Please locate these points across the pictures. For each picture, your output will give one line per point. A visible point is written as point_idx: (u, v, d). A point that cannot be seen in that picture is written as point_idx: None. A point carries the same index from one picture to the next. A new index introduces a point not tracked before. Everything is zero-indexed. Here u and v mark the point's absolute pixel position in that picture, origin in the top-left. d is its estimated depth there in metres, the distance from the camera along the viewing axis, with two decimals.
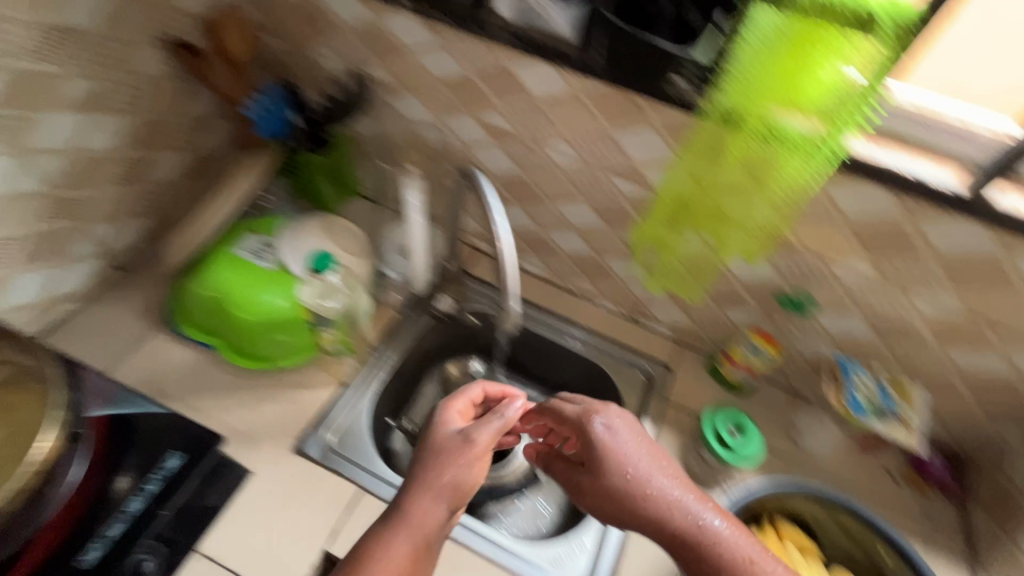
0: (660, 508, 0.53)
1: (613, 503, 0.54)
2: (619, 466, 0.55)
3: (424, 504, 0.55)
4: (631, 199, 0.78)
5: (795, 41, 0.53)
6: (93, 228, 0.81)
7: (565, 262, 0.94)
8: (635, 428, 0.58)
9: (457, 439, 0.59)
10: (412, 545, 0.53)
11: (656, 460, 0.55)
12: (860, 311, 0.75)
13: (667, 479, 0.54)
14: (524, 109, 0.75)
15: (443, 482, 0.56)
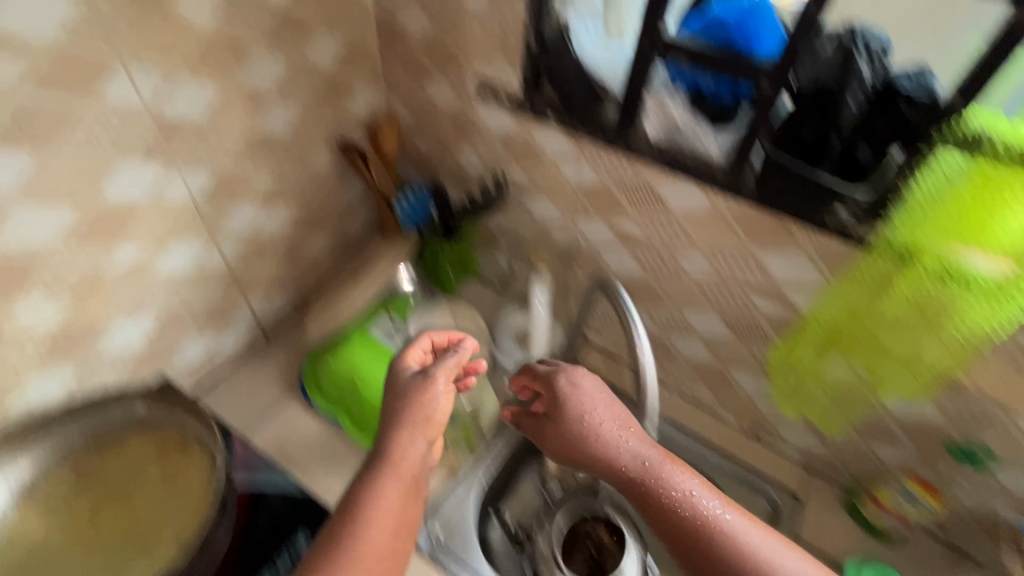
0: (609, 448, 0.64)
1: (577, 442, 0.66)
2: (580, 415, 0.66)
3: (405, 437, 0.61)
4: (769, 317, 0.74)
5: (976, 180, 0.50)
6: (252, 300, 0.91)
7: (684, 368, 0.91)
8: (592, 380, 0.69)
9: (408, 380, 0.66)
10: (401, 479, 0.59)
11: (613, 414, 0.66)
12: None
13: (617, 427, 0.65)
14: (660, 221, 0.76)
15: (415, 418, 0.63)
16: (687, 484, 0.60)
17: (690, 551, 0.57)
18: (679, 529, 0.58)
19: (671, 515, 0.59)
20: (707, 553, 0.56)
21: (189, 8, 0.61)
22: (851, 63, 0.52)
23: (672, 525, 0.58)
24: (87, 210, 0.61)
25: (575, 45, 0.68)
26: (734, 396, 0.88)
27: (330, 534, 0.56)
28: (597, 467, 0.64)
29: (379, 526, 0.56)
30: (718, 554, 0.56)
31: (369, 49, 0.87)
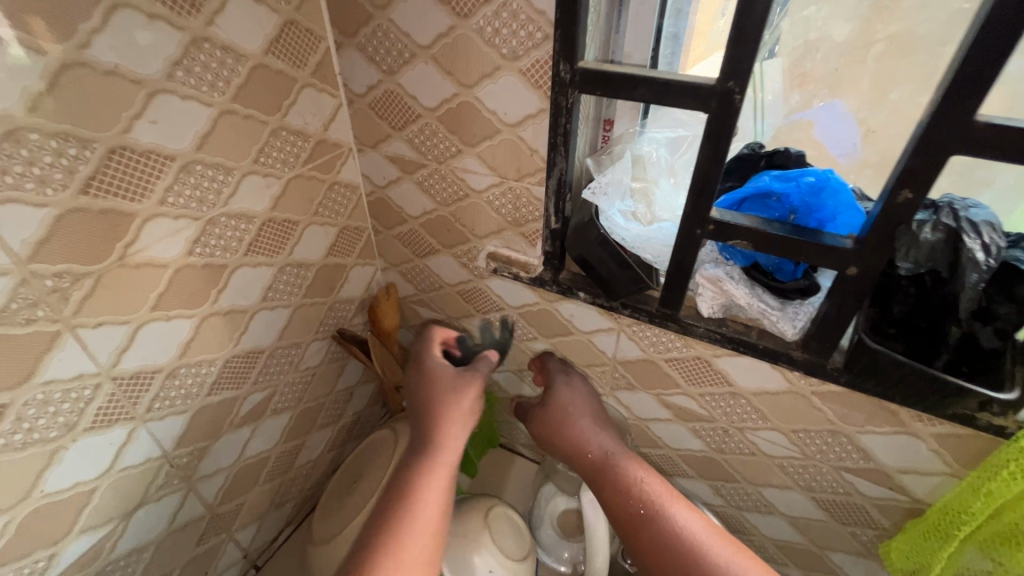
0: (583, 435, 0.60)
1: (553, 427, 0.63)
2: (562, 405, 0.64)
3: (453, 425, 0.54)
4: (875, 501, 0.62)
5: None
6: (240, 535, 0.75)
7: (768, 548, 0.77)
8: (588, 385, 0.69)
9: (452, 369, 0.59)
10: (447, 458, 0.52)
11: (596, 414, 0.64)
12: None
13: (596, 423, 0.62)
14: (724, 398, 0.65)
15: (458, 408, 0.55)
16: (652, 484, 0.54)
17: (637, 550, 0.50)
18: (632, 522, 0.51)
19: (626, 501, 0.53)
20: (654, 537, 0.49)
21: (154, 248, 0.51)
22: (960, 242, 0.43)
23: (629, 516, 0.52)
24: (19, 517, 0.47)
25: (605, 223, 0.60)
26: None
27: (380, 510, 0.48)
28: (566, 455, 0.61)
29: (428, 508, 0.48)
30: (666, 541, 0.49)
31: (362, 229, 0.78)
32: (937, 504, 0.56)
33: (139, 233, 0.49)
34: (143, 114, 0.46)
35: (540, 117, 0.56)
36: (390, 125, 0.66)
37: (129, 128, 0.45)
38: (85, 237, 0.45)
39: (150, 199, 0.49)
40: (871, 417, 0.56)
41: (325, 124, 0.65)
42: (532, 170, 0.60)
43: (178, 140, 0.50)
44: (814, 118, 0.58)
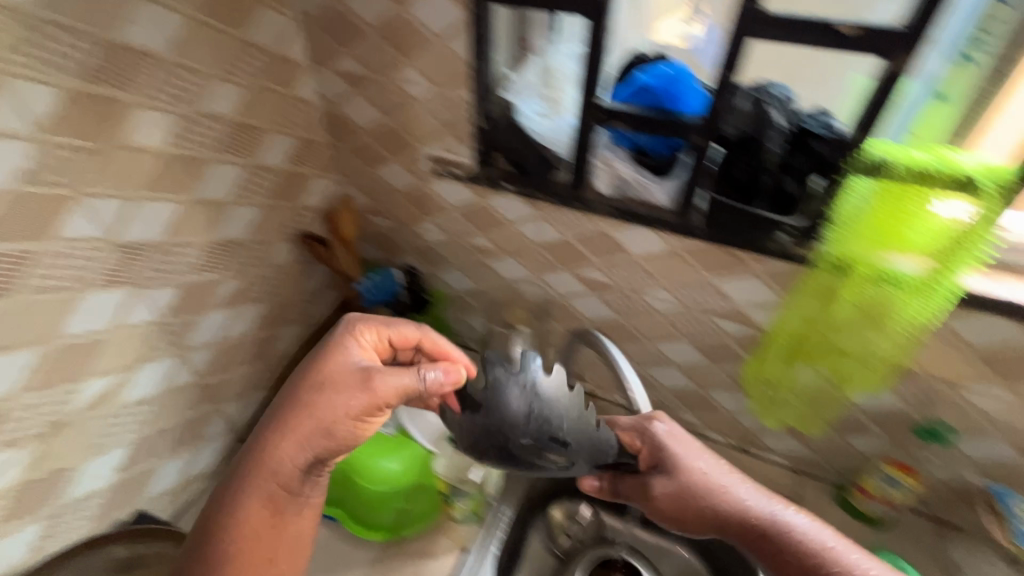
0: (719, 498, 0.60)
1: (681, 499, 0.60)
2: (688, 465, 0.62)
3: (290, 446, 0.56)
4: (735, 337, 0.80)
5: (892, 199, 0.59)
6: (226, 408, 0.88)
7: (668, 397, 0.95)
8: (687, 433, 0.65)
9: (343, 380, 0.58)
10: (268, 482, 0.56)
11: (716, 459, 0.63)
12: (1001, 434, 0.71)
13: (722, 471, 0.62)
14: (622, 265, 0.81)
15: (307, 429, 0.57)
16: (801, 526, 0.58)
17: None
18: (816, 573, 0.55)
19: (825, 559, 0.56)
20: None
21: (143, 135, 0.61)
22: (764, 109, 0.61)
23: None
24: (48, 351, 0.58)
25: (521, 120, 0.74)
26: (717, 414, 0.92)
27: (212, 518, 0.56)
28: (717, 525, 0.59)
29: (241, 531, 0.54)
30: None
31: (319, 143, 0.90)
32: (766, 330, 0.77)
33: (130, 121, 0.59)
34: (129, 15, 0.56)
35: (462, 28, 0.68)
36: (338, 43, 0.77)
37: (118, 27, 0.55)
38: (86, 118, 0.55)
39: (136, 91, 0.59)
40: (724, 264, 0.73)
41: (281, 41, 0.75)
42: (459, 76, 0.73)
43: (158, 42, 0.59)
44: (687, 39, 0.71)
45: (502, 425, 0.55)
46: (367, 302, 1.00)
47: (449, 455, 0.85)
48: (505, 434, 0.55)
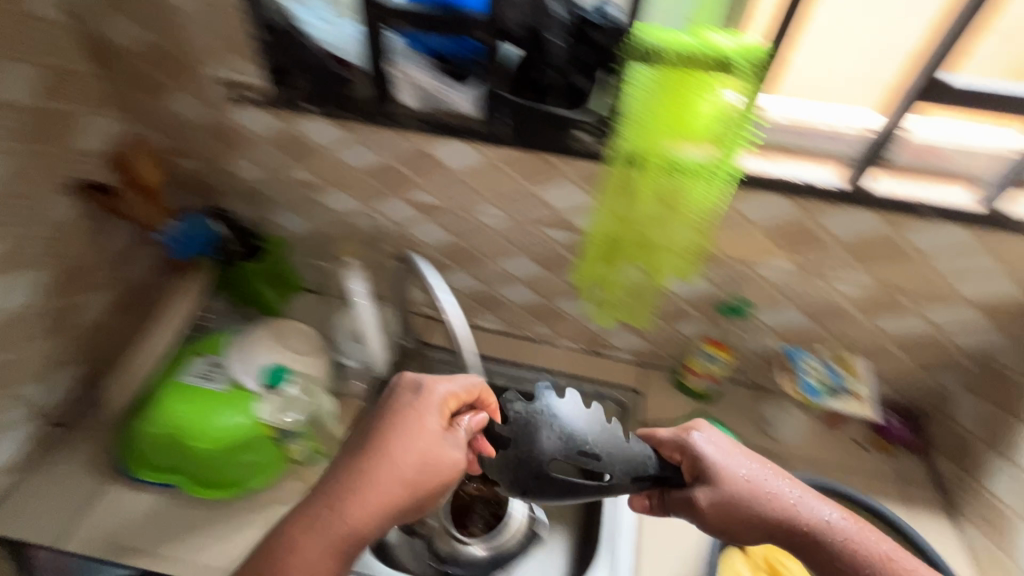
0: (777, 510, 0.58)
1: (729, 511, 0.59)
2: (731, 475, 0.60)
3: (365, 499, 0.52)
4: (565, 245, 0.82)
5: (668, 86, 0.60)
6: (22, 390, 0.77)
7: (520, 313, 0.97)
8: (722, 436, 0.64)
9: (441, 428, 0.58)
10: (348, 530, 0.51)
11: (767, 463, 0.62)
12: (791, 302, 0.80)
13: (776, 477, 0.61)
14: (447, 183, 0.79)
15: (388, 483, 0.53)
16: (832, 518, 0.59)
17: None
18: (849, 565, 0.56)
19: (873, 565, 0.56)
20: None
21: None
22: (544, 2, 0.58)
23: None
24: None
25: (310, 31, 0.67)
26: (566, 322, 0.96)
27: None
28: (767, 528, 0.58)
29: None
30: None
31: (83, 72, 0.76)
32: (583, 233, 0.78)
33: None
34: None
35: None
36: None
37: None
38: None
39: None
40: (538, 170, 0.73)
41: None
42: None
43: None
44: None
45: (533, 455, 0.61)
46: (174, 256, 0.86)
47: (273, 398, 0.78)
48: (538, 462, 0.61)
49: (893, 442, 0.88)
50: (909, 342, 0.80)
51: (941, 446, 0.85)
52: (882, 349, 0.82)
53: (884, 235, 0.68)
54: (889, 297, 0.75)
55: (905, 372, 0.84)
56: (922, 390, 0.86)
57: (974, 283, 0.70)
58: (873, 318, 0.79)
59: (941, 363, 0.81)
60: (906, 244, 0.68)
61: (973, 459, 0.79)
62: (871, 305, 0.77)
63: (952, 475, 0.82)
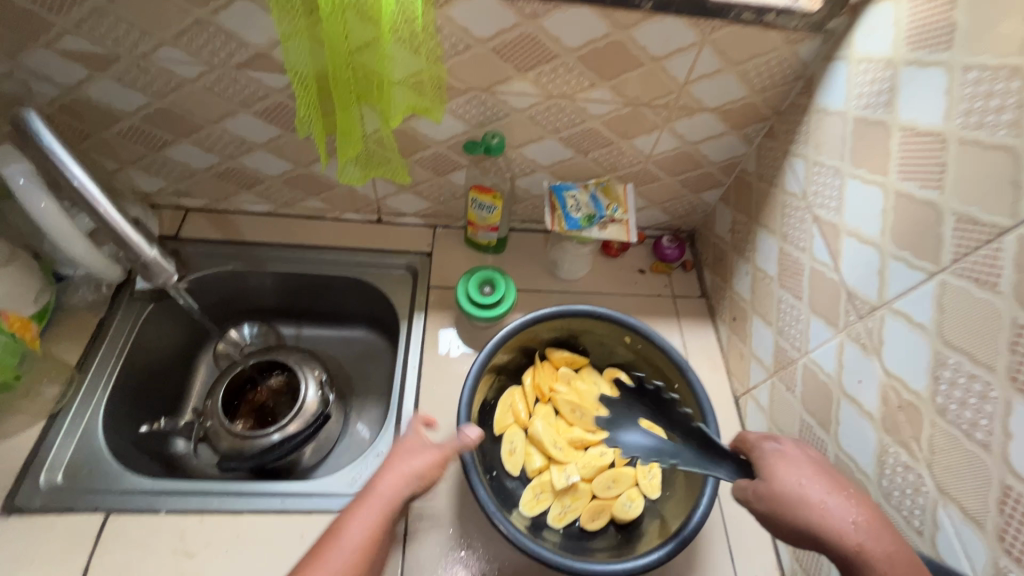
0: (834, 528, 0.47)
1: (776, 510, 0.50)
2: (792, 481, 0.50)
3: (377, 488, 0.55)
4: (286, 92, 0.69)
5: None
6: None
7: (280, 186, 0.85)
8: (808, 450, 0.54)
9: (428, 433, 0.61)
10: (388, 496, 0.55)
11: (854, 492, 0.50)
12: (549, 132, 0.75)
13: (857, 503, 0.49)
14: (95, 19, 0.61)
15: (393, 470, 0.57)
16: (886, 552, 0.45)
17: None
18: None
19: None
20: None
21: None
22: None
23: None
24: None
25: None
26: (336, 190, 0.86)
27: None
28: (811, 538, 0.48)
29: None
30: None
31: None
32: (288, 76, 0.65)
33: None
34: None
35: None
36: None
37: None
38: None
39: None
40: None
41: None
42: None
43: None
44: None
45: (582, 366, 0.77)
46: None
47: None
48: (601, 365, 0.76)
49: (672, 264, 0.92)
50: (667, 160, 0.80)
51: (708, 260, 0.91)
52: (646, 171, 0.82)
53: (609, 36, 0.63)
54: (637, 113, 0.73)
55: (671, 193, 0.86)
56: (688, 208, 0.89)
57: (705, 85, 0.69)
58: (630, 139, 0.76)
59: (699, 178, 0.83)
60: (634, 45, 0.64)
61: (727, 264, 0.85)
62: (623, 125, 0.74)
63: (714, 283, 0.89)
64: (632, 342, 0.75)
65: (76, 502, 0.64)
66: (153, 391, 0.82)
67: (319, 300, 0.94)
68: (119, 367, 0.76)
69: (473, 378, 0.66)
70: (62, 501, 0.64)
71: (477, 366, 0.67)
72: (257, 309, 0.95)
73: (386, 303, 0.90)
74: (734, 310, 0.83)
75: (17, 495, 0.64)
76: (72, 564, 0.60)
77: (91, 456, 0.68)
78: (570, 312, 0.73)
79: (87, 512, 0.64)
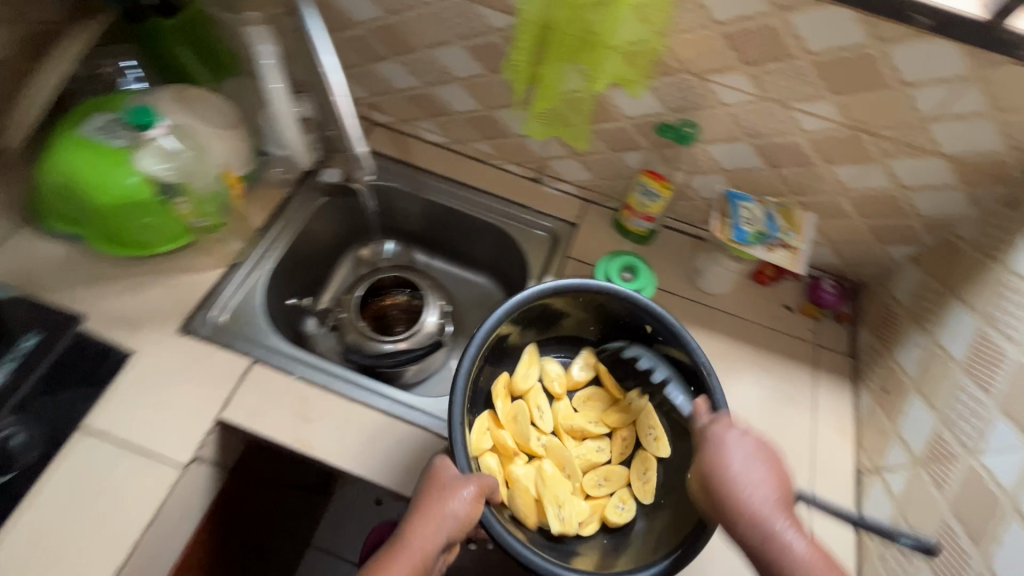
0: (735, 500, 0.51)
1: (701, 478, 0.54)
2: (717, 458, 0.54)
3: (415, 542, 0.53)
4: (503, 33, 0.71)
5: None
6: None
7: (460, 123, 0.89)
8: (762, 437, 0.56)
9: (457, 476, 0.56)
10: (425, 546, 0.52)
11: (779, 484, 0.52)
12: (746, 136, 0.71)
13: (778, 496, 0.51)
14: None
15: (428, 523, 0.53)
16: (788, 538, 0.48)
17: None
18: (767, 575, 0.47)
19: None
20: None
21: None
22: None
23: None
24: None
25: None
26: (508, 140, 0.88)
27: None
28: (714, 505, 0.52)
29: None
30: None
31: None
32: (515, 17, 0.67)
33: None
34: None
35: None
36: None
37: None
38: None
39: None
40: None
41: None
42: None
43: None
44: None
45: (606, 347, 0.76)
46: None
47: (141, 144, 0.69)
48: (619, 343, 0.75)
49: (825, 311, 0.84)
50: (866, 200, 0.72)
51: (869, 319, 0.82)
52: (836, 204, 0.75)
53: (860, 47, 0.57)
54: (854, 139, 0.66)
55: (854, 236, 0.78)
56: (865, 257, 0.80)
57: (950, 127, 0.61)
58: (833, 166, 0.70)
59: (894, 229, 0.74)
60: (883, 63, 0.58)
61: (894, 329, 0.76)
62: (833, 149, 0.68)
63: (868, 344, 0.80)
64: (650, 331, 0.71)
65: (231, 342, 0.74)
66: (303, 272, 0.92)
67: (457, 239, 0.99)
68: (288, 242, 0.86)
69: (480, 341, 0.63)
70: (221, 339, 0.74)
71: (484, 332, 0.64)
72: (401, 230, 1.01)
73: (521, 260, 0.92)
74: (886, 381, 0.74)
75: (192, 319, 0.74)
76: (216, 396, 0.69)
77: (250, 311, 0.78)
78: (586, 290, 0.68)
79: (238, 353, 0.73)
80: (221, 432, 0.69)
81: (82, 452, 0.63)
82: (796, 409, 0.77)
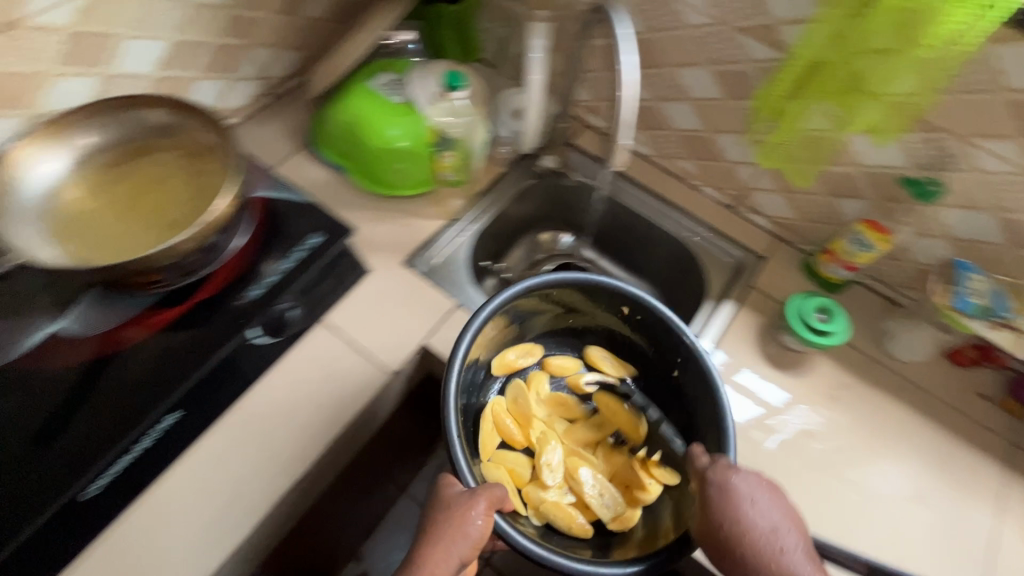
0: (756, 548, 0.54)
1: (712, 526, 0.57)
2: (736, 508, 0.56)
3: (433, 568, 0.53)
4: (759, 64, 0.76)
5: None
6: (257, 51, 0.91)
7: (674, 140, 0.94)
8: (768, 480, 0.59)
9: (466, 497, 0.56)
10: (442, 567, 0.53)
11: (794, 530, 0.56)
12: (994, 208, 0.69)
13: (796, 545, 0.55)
14: None
15: (444, 545, 0.54)
16: None
17: None
18: None
19: None
20: None
21: None
22: None
23: None
24: None
25: None
26: (717, 165, 0.92)
27: None
28: (729, 553, 0.55)
29: None
30: None
31: None
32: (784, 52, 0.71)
33: None
34: None
35: None
36: None
37: None
38: None
39: None
40: None
41: None
42: None
43: None
44: None
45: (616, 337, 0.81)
46: None
47: (433, 106, 0.85)
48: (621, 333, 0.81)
49: None
50: None
51: None
52: None
53: None
54: None
55: None
56: None
57: None
58: None
59: None
60: None
61: None
62: None
63: None
64: (629, 312, 0.77)
65: (441, 284, 0.85)
66: (494, 241, 1.01)
67: (635, 248, 1.03)
68: (494, 213, 0.96)
69: (493, 309, 0.68)
70: (434, 279, 0.86)
71: (490, 310, 0.67)
72: (584, 226, 1.07)
73: (700, 281, 0.93)
74: None
75: (413, 258, 0.86)
76: (422, 324, 0.79)
77: (456, 261, 0.89)
78: (575, 281, 0.72)
79: (444, 295, 0.83)
80: (420, 356, 0.79)
81: (315, 341, 0.75)
82: (977, 499, 0.73)
